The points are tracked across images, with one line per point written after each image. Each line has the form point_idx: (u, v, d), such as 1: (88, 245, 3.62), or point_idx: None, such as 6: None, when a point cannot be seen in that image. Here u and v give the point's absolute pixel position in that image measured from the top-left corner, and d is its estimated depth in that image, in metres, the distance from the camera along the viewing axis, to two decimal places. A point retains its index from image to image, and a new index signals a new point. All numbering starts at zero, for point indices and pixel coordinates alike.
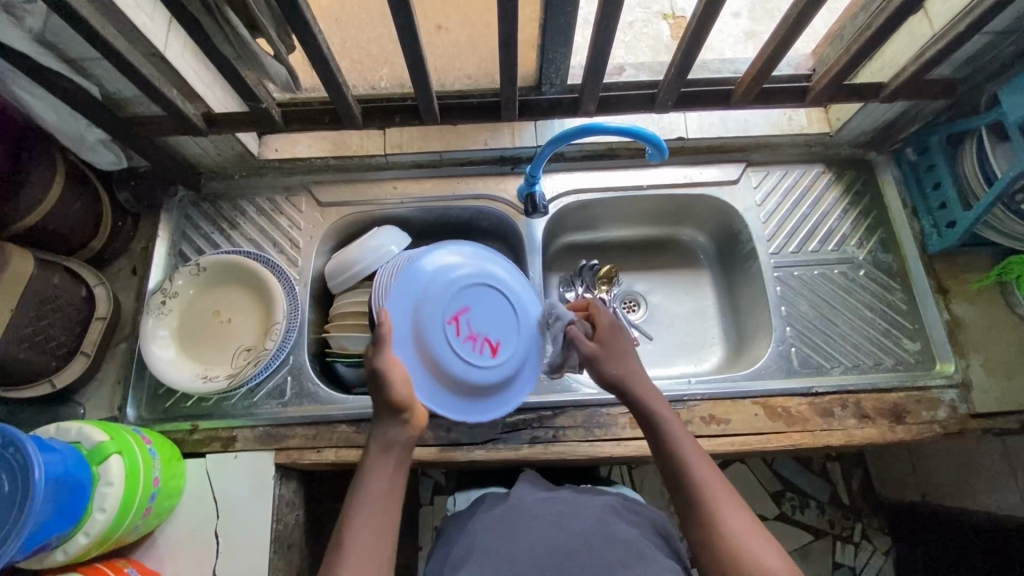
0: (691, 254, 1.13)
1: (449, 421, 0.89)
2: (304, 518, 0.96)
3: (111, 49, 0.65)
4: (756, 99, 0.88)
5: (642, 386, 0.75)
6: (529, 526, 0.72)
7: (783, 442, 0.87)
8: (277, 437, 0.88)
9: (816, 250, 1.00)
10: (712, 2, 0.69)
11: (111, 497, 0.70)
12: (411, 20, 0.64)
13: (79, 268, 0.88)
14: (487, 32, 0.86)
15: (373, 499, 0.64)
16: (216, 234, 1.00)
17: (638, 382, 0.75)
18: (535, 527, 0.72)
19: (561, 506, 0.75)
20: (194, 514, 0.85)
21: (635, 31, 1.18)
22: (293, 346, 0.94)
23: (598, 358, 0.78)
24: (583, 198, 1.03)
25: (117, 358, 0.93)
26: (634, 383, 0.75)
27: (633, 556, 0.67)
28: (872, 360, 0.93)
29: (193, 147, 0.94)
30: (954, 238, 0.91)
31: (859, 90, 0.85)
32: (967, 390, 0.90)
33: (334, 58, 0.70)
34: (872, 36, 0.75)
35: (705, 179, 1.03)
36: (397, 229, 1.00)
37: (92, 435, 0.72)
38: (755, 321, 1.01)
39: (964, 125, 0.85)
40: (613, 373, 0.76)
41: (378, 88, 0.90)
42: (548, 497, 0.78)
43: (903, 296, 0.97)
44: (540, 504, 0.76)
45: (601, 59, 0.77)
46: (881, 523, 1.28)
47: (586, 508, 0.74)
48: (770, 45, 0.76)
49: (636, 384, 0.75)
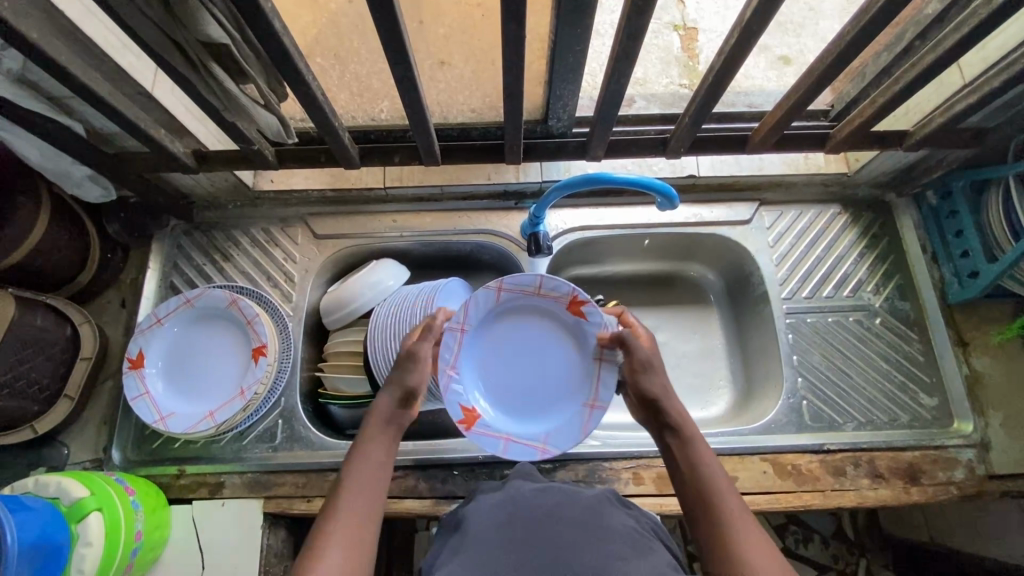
0: (700, 292, 1.09)
1: (444, 472, 0.86)
2: (290, 566, 0.93)
3: (93, 94, 0.62)
4: (775, 145, 0.84)
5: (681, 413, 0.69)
6: (526, 512, 0.61)
7: (793, 503, 0.83)
8: (266, 484, 0.86)
9: (829, 296, 0.96)
10: (732, 57, 0.65)
11: (89, 558, 0.67)
12: (411, 70, 0.61)
13: (64, 306, 0.85)
14: (490, 68, 0.82)
15: (367, 472, 0.62)
16: (209, 266, 0.97)
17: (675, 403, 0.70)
18: (530, 510, 0.61)
19: (558, 493, 0.64)
20: (179, 561, 0.83)
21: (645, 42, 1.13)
22: (284, 387, 0.91)
23: (649, 366, 0.72)
24: (589, 235, 0.99)
25: (103, 398, 0.91)
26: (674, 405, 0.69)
27: (631, 551, 0.54)
28: (887, 415, 0.90)
29: (185, 180, 0.90)
30: (976, 289, 0.87)
31: (879, 137, 0.82)
32: (985, 450, 0.86)
33: (329, 103, 0.67)
34: (900, 88, 0.71)
35: (714, 218, 0.99)
36: (395, 263, 0.95)
37: (71, 492, 0.69)
38: (765, 368, 0.97)
39: (989, 174, 0.82)
40: (659, 389, 0.70)
41: (378, 120, 0.85)
42: (547, 486, 0.67)
43: (920, 348, 0.93)
44: (537, 491, 0.65)
45: (612, 107, 0.73)
46: (887, 560, 1.17)
47: (584, 497, 0.64)
48: (794, 94, 0.73)
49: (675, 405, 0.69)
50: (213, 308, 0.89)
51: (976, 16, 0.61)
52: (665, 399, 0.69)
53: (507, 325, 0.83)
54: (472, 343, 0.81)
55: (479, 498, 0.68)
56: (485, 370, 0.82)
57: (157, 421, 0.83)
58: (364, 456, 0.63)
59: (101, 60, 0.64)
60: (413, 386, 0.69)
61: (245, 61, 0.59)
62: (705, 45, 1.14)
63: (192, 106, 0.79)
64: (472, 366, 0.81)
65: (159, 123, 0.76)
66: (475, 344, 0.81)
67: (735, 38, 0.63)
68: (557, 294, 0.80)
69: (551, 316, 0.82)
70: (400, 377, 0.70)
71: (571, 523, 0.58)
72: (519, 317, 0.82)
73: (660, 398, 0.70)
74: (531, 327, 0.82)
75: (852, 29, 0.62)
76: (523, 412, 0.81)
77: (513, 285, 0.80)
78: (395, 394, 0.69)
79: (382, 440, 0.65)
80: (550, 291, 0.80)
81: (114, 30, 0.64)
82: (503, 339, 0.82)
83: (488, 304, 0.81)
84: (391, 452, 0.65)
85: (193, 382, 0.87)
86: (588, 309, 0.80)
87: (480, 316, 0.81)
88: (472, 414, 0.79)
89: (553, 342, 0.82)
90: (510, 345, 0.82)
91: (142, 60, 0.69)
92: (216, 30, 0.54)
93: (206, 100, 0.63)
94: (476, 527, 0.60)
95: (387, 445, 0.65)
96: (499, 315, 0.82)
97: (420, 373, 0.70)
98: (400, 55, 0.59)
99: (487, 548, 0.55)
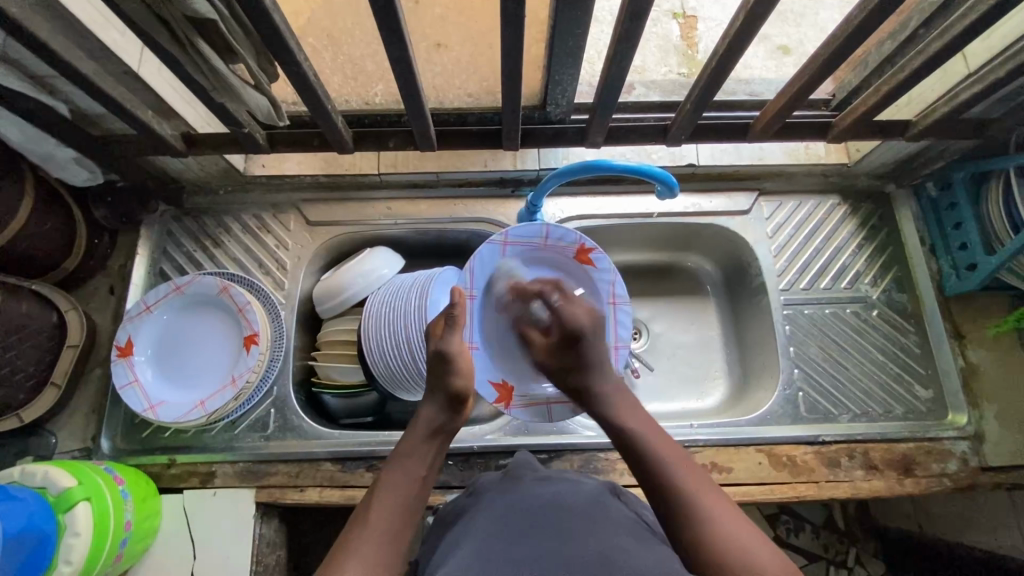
0: (698, 282, 1.08)
1: (438, 462, 0.85)
2: (282, 556, 0.92)
3: (76, 73, 0.60)
4: (776, 134, 0.83)
5: (624, 408, 0.66)
6: (525, 505, 0.60)
7: (788, 494, 0.83)
8: (258, 474, 0.85)
9: (827, 288, 0.95)
10: (734, 45, 0.64)
11: (78, 549, 0.65)
12: (405, 52, 0.60)
13: (50, 293, 0.83)
14: (487, 50, 0.80)
15: (407, 483, 0.59)
16: (199, 253, 0.95)
17: (614, 393, 0.69)
18: (529, 504, 0.60)
19: (557, 487, 0.63)
20: (169, 550, 0.82)
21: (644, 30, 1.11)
22: (277, 376, 0.89)
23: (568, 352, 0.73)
24: (586, 224, 0.98)
25: (90, 387, 0.89)
26: (616, 406, 0.67)
27: (631, 540, 0.54)
28: (882, 407, 0.90)
29: (174, 164, 0.87)
30: (973, 282, 0.87)
31: (882, 127, 0.81)
32: (979, 442, 0.87)
33: (321, 84, 0.65)
34: (905, 77, 0.70)
35: (714, 208, 0.98)
36: (389, 251, 0.94)
37: (58, 481, 0.67)
38: (762, 359, 0.97)
39: (990, 166, 0.81)
40: (586, 323, 0.73)
41: (372, 104, 0.85)
42: (550, 477, 0.67)
43: (916, 339, 0.93)
44: (541, 482, 0.65)
45: (612, 93, 0.72)
46: (876, 549, 1.17)
47: (584, 489, 0.63)
48: (796, 83, 0.71)
49: (617, 401, 0.68)
50: (209, 296, 0.87)
51: (984, 3, 0.60)
52: (592, 336, 0.72)
53: (511, 280, 0.80)
54: (484, 306, 0.79)
55: (477, 493, 0.67)
56: (500, 332, 0.80)
57: (147, 409, 0.82)
58: (405, 466, 0.61)
59: (85, 37, 0.61)
60: (459, 392, 0.66)
61: (234, 39, 0.58)
62: (704, 34, 1.12)
63: (180, 88, 0.77)
64: (489, 332, 0.80)
65: (146, 104, 0.74)
66: (487, 307, 0.80)
67: (740, 21, 0.61)
68: (563, 245, 0.78)
69: (556, 264, 0.81)
70: (440, 383, 0.67)
71: (570, 514, 0.57)
72: (524, 270, 0.80)
73: (585, 331, 0.72)
74: (540, 277, 0.81)
75: (858, 15, 0.61)
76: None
77: (516, 238, 0.78)
78: (441, 400, 0.66)
79: (426, 451, 0.63)
80: (556, 241, 0.78)
81: (98, 6, 0.62)
82: (514, 292, 0.80)
83: (491, 262, 0.79)
84: (432, 465, 0.62)
85: (184, 371, 0.85)
86: (595, 256, 0.79)
87: (485, 276, 0.79)
88: (505, 386, 0.80)
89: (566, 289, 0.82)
90: (522, 300, 0.80)
91: (127, 37, 0.66)
92: (204, 6, 0.52)
93: (193, 79, 0.61)
94: (474, 521, 0.59)
95: (431, 456, 0.63)
96: (504, 271, 0.80)
97: (463, 375, 0.67)
98: (395, 36, 0.57)
99: (484, 539, 0.54)
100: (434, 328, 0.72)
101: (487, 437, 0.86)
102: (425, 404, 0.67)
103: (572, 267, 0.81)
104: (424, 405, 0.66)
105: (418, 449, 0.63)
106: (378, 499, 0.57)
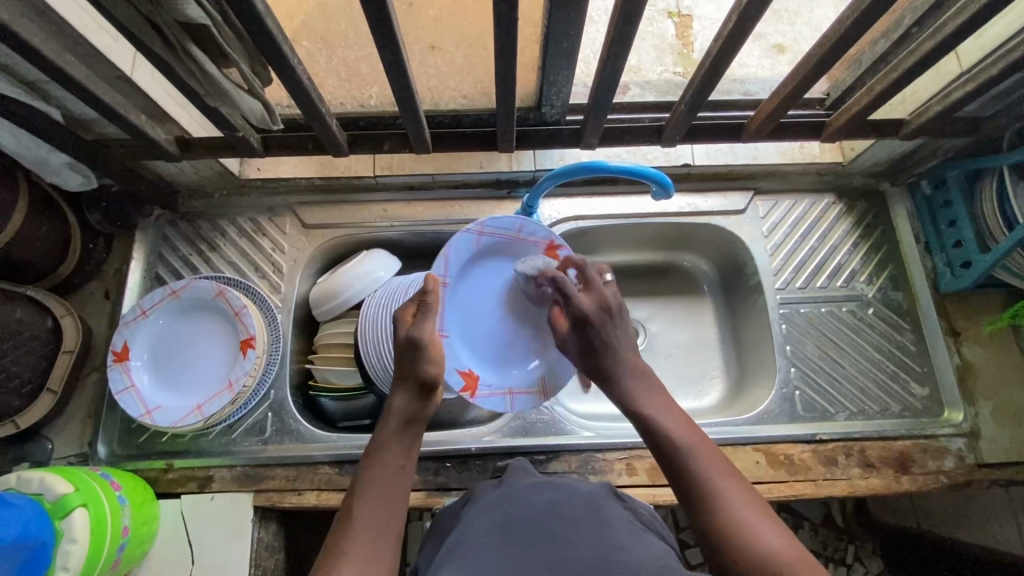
0: (693, 282, 1.08)
1: (437, 464, 0.85)
2: (280, 560, 0.91)
3: (68, 78, 0.59)
4: (770, 134, 0.83)
5: (650, 398, 0.65)
6: (523, 510, 0.60)
7: (785, 492, 0.84)
8: (256, 478, 0.84)
9: (823, 286, 0.96)
10: (727, 45, 0.64)
11: (75, 555, 0.65)
12: (398, 55, 0.59)
13: (46, 298, 0.83)
14: (482, 52, 0.79)
15: (387, 474, 0.59)
16: (195, 256, 0.95)
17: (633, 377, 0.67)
18: (528, 508, 0.60)
19: (556, 490, 0.64)
20: (168, 556, 0.82)
21: (640, 29, 1.11)
22: (273, 380, 0.89)
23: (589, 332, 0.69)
24: (583, 224, 0.98)
25: (87, 393, 0.89)
26: (641, 394, 0.65)
27: (630, 542, 0.54)
28: (878, 405, 0.90)
29: (169, 168, 0.87)
30: (967, 280, 0.88)
31: (876, 126, 0.81)
32: (975, 440, 0.87)
33: (314, 87, 0.65)
34: (898, 77, 0.70)
35: (709, 208, 0.98)
36: (387, 253, 0.94)
37: (55, 487, 0.67)
38: (758, 358, 0.97)
39: (983, 164, 0.81)
40: (593, 309, 0.70)
41: (367, 106, 0.83)
42: (545, 482, 0.67)
43: (912, 337, 0.93)
44: (537, 488, 0.65)
45: (606, 94, 0.72)
46: (875, 546, 1.14)
47: (582, 492, 0.64)
48: (789, 83, 0.72)
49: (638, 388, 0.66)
50: (199, 299, 0.87)
51: (975, 1, 0.60)
52: (598, 319, 0.69)
53: (484, 273, 0.81)
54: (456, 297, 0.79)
55: (476, 498, 0.67)
56: (468, 322, 0.80)
57: (143, 415, 0.81)
58: (381, 460, 0.60)
59: (77, 42, 0.61)
60: (430, 379, 0.64)
61: (226, 43, 0.57)
62: (700, 32, 1.12)
63: (174, 92, 0.77)
64: (461, 322, 0.79)
65: (139, 109, 0.74)
66: (459, 299, 0.79)
67: (733, 23, 0.61)
68: (534, 238, 0.80)
69: (528, 258, 0.82)
70: (411, 371, 0.65)
71: (570, 518, 0.57)
72: (499, 263, 0.82)
73: (593, 316, 0.69)
74: (511, 272, 0.82)
75: (851, 15, 0.61)
76: (516, 361, 0.82)
77: (491, 229, 0.79)
78: (412, 387, 0.64)
79: (401, 442, 0.62)
80: (527, 235, 0.80)
81: (91, 12, 0.62)
82: (481, 285, 0.81)
83: (469, 254, 0.79)
84: (410, 454, 0.61)
85: (180, 375, 0.85)
86: (562, 251, 0.80)
87: (461, 266, 0.79)
88: (471, 374, 0.78)
89: (531, 285, 0.83)
90: (488, 294, 0.81)
91: (120, 42, 0.66)
92: (195, 10, 0.52)
93: (186, 84, 0.61)
94: (475, 525, 0.59)
95: (407, 445, 0.62)
96: (478, 262, 0.80)
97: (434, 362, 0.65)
98: (386, 39, 0.57)
99: (484, 545, 0.54)
100: (404, 315, 0.68)
101: (484, 439, 0.86)
102: (396, 393, 0.65)
103: (534, 262, 0.82)
104: (395, 394, 0.65)
105: (392, 440, 0.61)
106: (360, 497, 0.57)
